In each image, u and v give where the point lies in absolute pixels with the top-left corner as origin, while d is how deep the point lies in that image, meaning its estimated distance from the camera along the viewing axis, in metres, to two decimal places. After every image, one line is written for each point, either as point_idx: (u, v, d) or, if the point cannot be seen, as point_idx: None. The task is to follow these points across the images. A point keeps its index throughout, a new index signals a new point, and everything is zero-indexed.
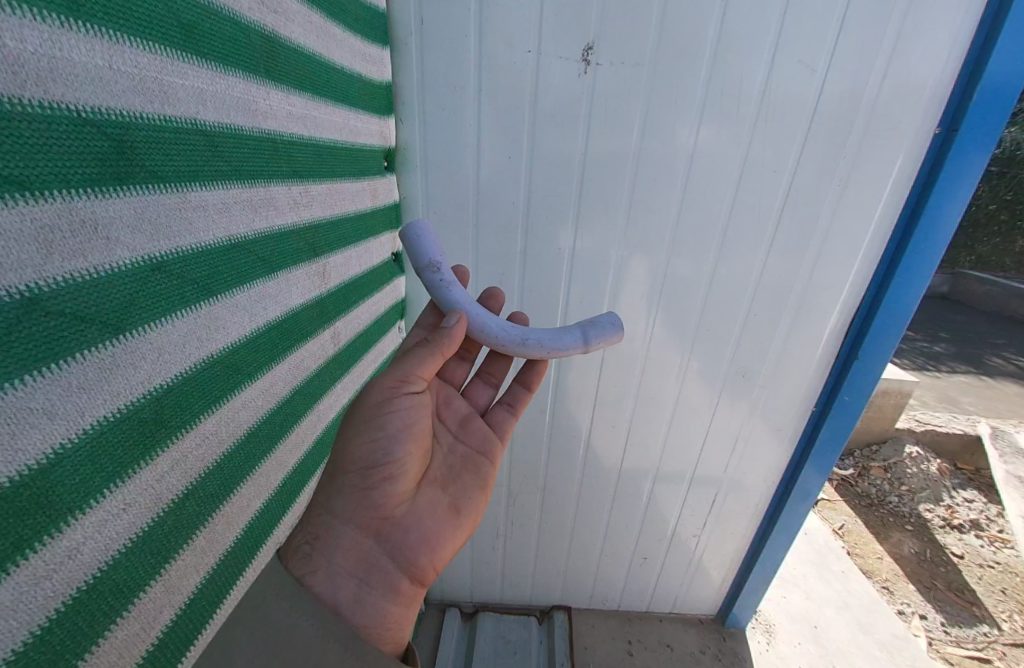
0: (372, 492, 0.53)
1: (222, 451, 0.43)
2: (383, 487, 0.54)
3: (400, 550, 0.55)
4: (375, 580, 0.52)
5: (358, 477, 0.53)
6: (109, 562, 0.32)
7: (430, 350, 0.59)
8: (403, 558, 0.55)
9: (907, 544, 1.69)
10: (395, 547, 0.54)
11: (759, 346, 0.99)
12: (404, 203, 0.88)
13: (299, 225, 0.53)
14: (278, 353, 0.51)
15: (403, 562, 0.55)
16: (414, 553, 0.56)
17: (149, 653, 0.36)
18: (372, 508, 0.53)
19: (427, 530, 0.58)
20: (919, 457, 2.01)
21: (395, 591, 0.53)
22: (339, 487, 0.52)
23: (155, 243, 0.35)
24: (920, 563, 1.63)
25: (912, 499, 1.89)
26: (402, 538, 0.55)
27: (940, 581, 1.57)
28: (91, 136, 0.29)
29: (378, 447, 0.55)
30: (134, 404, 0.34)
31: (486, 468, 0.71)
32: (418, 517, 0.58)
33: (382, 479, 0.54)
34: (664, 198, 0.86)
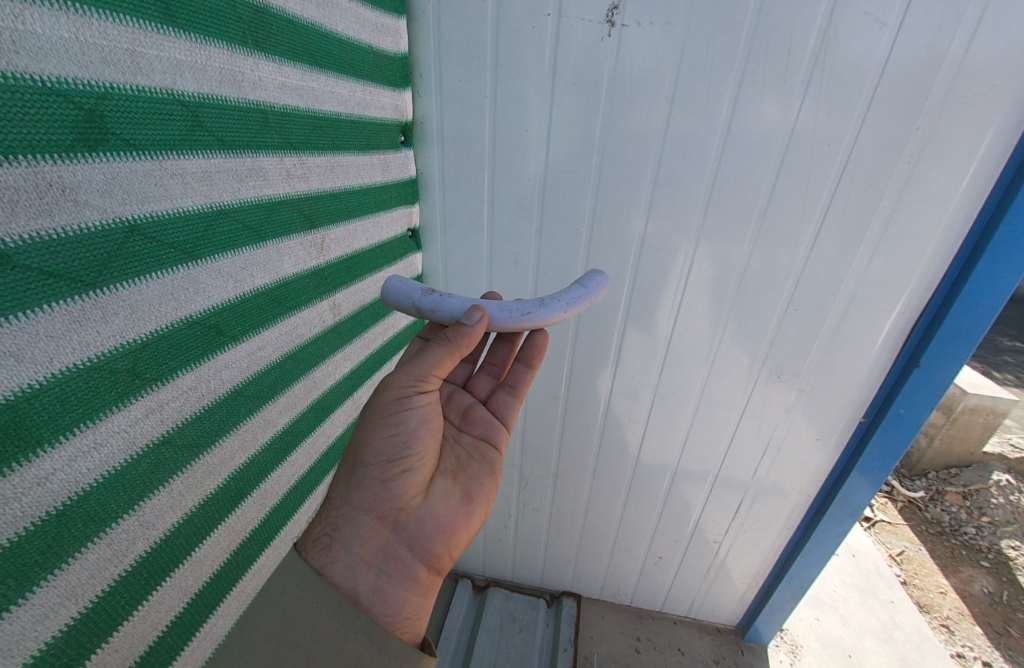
0: (390, 483, 0.55)
1: (201, 405, 0.47)
2: (401, 479, 0.56)
3: (417, 540, 0.54)
4: (393, 570, 0.52)
5: (377, 469, 0.54)
6: (81, 492, 0.37)
7: (449, 348, 0.57)
8: (421, 548, 0.54)
9: (980, 582, 1.49)
10: (412, 538, 0.54)
11: (797, 345, 0.90)
12: (422, 178, 0.88)
13: (293, 195, 0.55)
14: (266, 319, 0.54)
15: (421, 552, 0.54)
16: (432, 543, 0.56)
17: (122, 576, 0.41)
18: (389, 499, 0.54)
19: (443, 520, 0.58)
20: (1008, 487, 1.74)
21: (413, 580, 0.53)
22: (359, 478, 0.54)
23: (128, 206, 0.37)
24: (993, 605, 1.43)
25: (993, 532, 1.64)
26: (418, 529, 0.55)
27: (1016, 628, 1.36)
28: (58, 105, 0.31)
29: (397, 441, 0.56)
30: (105, 354, 0.37)
31: (493, 455, 0.71)
32: (434, 508, 0.58)
33: (401, 471, 0.56)
34: (694, 176, 0.79)
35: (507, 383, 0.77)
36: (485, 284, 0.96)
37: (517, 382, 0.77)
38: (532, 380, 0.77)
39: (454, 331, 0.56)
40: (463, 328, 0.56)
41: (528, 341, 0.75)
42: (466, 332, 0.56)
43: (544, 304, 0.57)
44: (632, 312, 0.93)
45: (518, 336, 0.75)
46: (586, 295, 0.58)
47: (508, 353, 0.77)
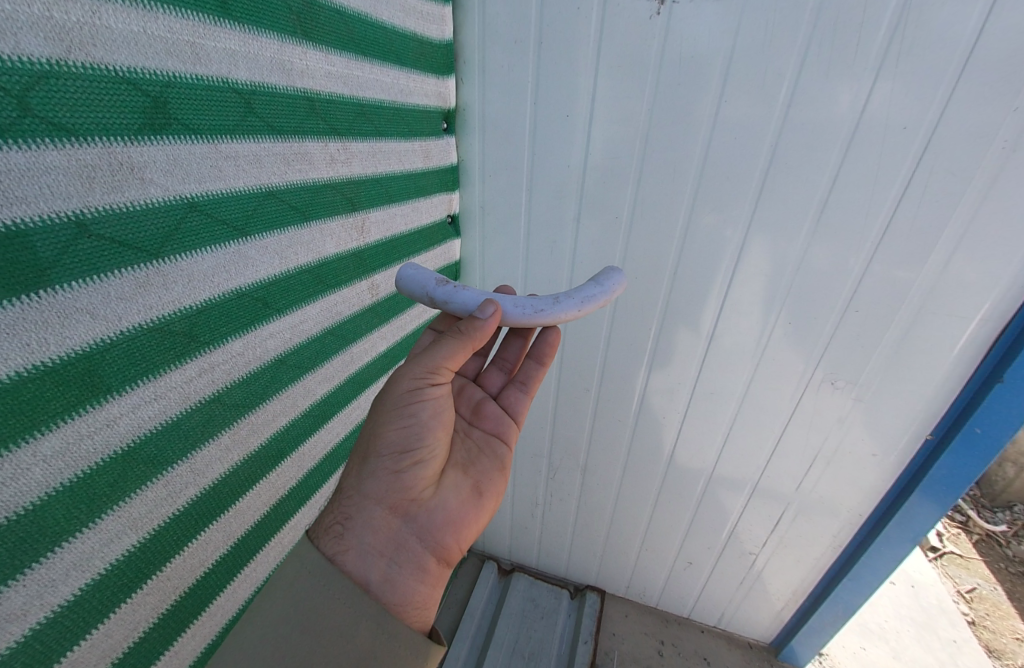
0: (402, 474, 0.56)
1: (247, 370, 0.51)
2: (412, 470, 0.57)
3: (428, 532, 0.57)
4: (404, 559, 0.54)
5: (388, 459, 0.56)
6: (142, 436, 0.42)
7: (461, 341, 0.58)
8: (431, 539, 0.57)
9: None
10: (422, 528, 0.56)
11: (855, 351, 0.82)
12: (462, 166, 0.90)
13: (337, 179, 0.59)
14: (308, 294, 0.58)
15: (431, 543, 0.57)
16: (441, 533, 0.58)
17: (174, 515, 0.46)
18: (400, 490, 0.56)
19: (453, 512, 0.60)
20: None
21: (423, 570, 0.55)
22: (371, 468, 0.55)
23: (188, 185, 0.41)
24: None
25: None
26: (428, 519, 0.57)
27: None
28: (129, 93, 0.36)
29: (409, 432, 0.57)
30: (165, 318, 0.42)
31: (503, 450, 0.73)
32: (444, 500, 0.60)
33: (412, 463, 0.57)
34: (744, 164, 0.74)
35: (517, 379, 0.79)
36: (520, 273, 0.97)
37: (527, 379, 0.79)
38: (543, 377, 0.79)
39: (468, 326, 0.57)
40: (474, 319, 0.57)
41: (540, 337, 0.77)
42: (477, 324, 0.57)
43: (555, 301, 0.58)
44: (672, 308, 0.90)
45: (529, 332, 0.77)
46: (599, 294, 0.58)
47: (514, 353, 0.81)
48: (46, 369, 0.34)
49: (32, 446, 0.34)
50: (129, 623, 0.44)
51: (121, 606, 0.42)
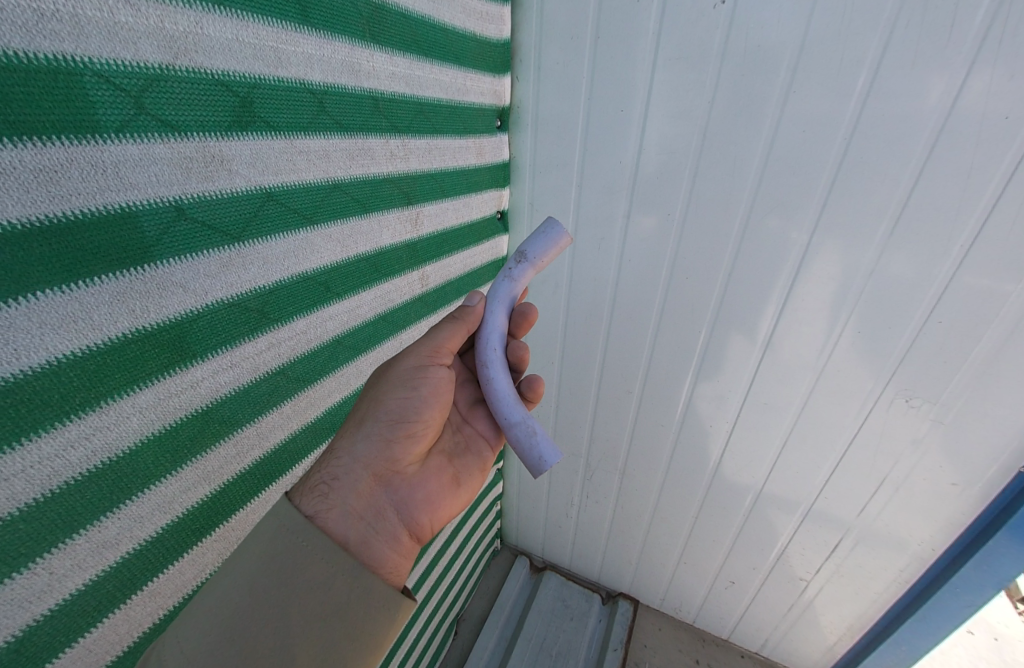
0: (393, 444, 0.59)
1: (309, 347, 0.56)
2: (403, 444, 0.60)
3: (406, 506, 0.60)
4: (380, 527, 0.57)
5: (384, 427, 0.59)
6: (219, 399, 0.47)
7: (458, 324, 0.66)
8: (405, 513, 0.60)
9: None
10: (400, 502, 0.60)
11: (934, 367, 0.75)
12: (514, 163, 0.92)
13: (395, 174, 0.63)
14: (365, 281, 0.62)
15: (406, 517, 0.60)
16: (415, 511, 0.62)
17: (241, 473, 0.51)
18: (388, 460, 0.59)
19: (428, 494, 0.64)
20: None
21: (396, 540, 0.58)
22: (366, 433, 0.58)
23: (267, 177, 0.46)
24: None
25: None
26: (407, 495, 0.61)
27: None
28: (221, 94, 0.41)
29: (408, 406, 0.60)
30: (243, 295, 0.47)
31: (487, 452, 0.76)
32: (423, 480, 0.63)
33: (405, 437, 0.60)
34: (813, 161, 0.70)
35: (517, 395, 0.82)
36: (566, 270, 0.97)
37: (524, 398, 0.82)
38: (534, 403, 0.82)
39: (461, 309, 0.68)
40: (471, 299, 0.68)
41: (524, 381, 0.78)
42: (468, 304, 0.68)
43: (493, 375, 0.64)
44: (724, 312, 0.86)
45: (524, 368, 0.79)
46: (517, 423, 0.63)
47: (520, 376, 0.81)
48: (146, 332, 0.39)
49: (131, 399, 0.39)
50: (198, 564, 0.49)
51: (193, 547, 0.48)
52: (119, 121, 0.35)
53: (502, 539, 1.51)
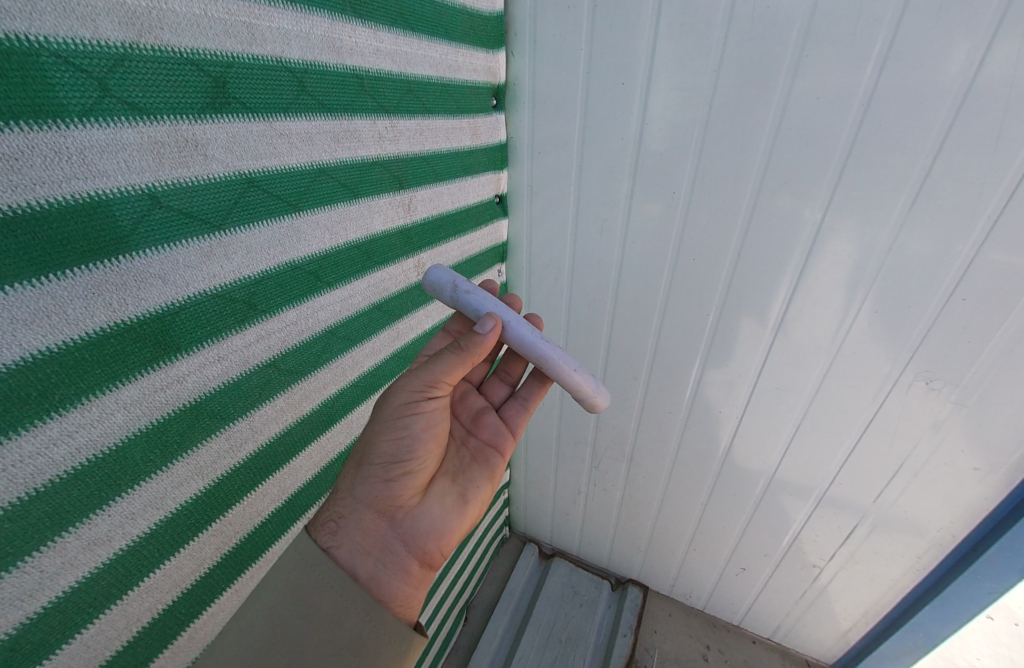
0: (390, 483, 0.59)
1: (300, 339, 0.55)
2: (400, 480, 0.60)
3: (412, 538, 0.59)
4: (389, 561, 0.57)
5: (379, 468, 0.58)
6: (208, 393, 0.46)
7: (460, 357, 0.60)
8: (414, 545, 0.59)
9: None
10: (407, 534, 0.59)
11: (956, 348, 0.71)
12: (512, 144, 0.89)
13: (385, 157, 0.60)
14: (357, 270, 0.61)
15: (415, 548, 0.59)
16: (424, 540, 0.60)
17: (235, 467, 0.51)
18: (388, 497, 0.59)
19: (438, 522, 0.62)
20: None
21: (407, 572, 0.58)
22: (363, 474, 0.58)
23: (246, 161, 0.44)
24: None
25: None
26: (413, 526, 0.60)
27: None
28: (192, 74, 0.39)
29: (400, 444, 0.59)
30: (228, 286, 0.45)
31: (497, 459, 0.75)
32: (429, 510, 0.62)
33: (402, 474, 0.59)
34: (827, 131, 0.66)
35: (519, 395, 0.81)
36: (568, 255, 0.95)
37: (529, 394, 0.81)
38: (543, 393, 0.81)
39: (468, 339, 0.60)
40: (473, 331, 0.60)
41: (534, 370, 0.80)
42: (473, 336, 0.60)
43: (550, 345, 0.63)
44: (733, 295, 0.83)
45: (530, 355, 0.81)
46: (591, 394, 0.63)
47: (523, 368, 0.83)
48: (125, 326, 0.38)
49: (114, 395, 0.39)
50: (196, 559, 0.49)
51: (189, 543, 0.48)
52: (83, 105, 0.33)
53: (510, 527, 1.51)
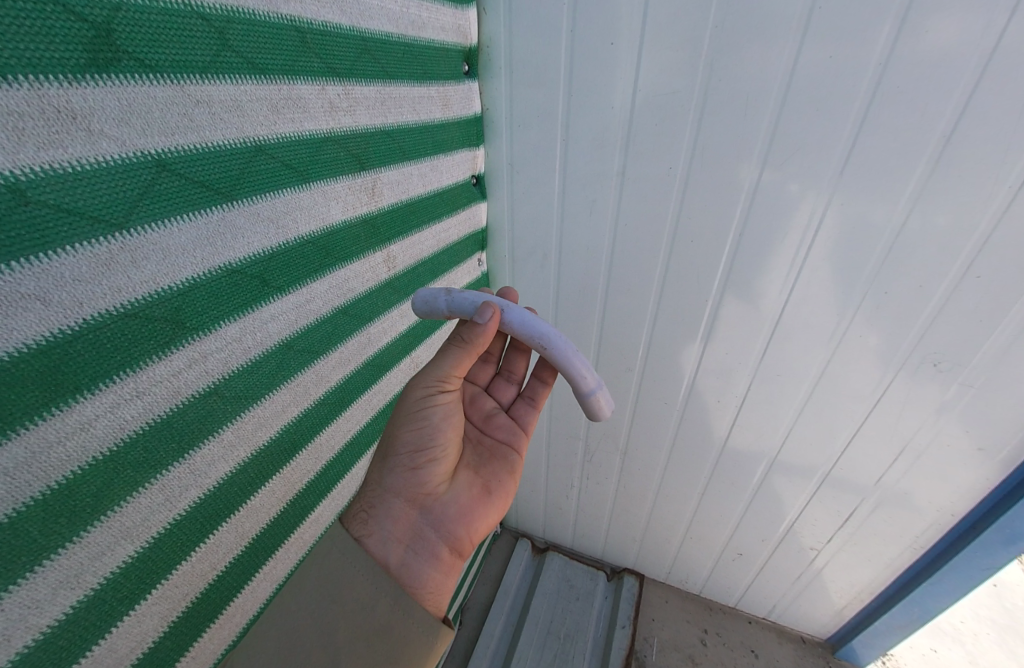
0: (418, 470, 0.59)
1: (247, 358, 0.45)
2: (427, 466, 0.60)
3: (442, 523, 0.60)
4: (420, 547, 0.57)
5: (406, 456, 0.59)
6: (128, 439, 0.36)
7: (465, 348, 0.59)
8: (444, 530, 0.60)
9: None
10: (437, 520, 0.59)
11: (967, 329, 0.68)
12: (487, 116, 0.79)
13: (339, 132, 0.50)
14: (314, 269, 0.51)
15: (444, 533, 0.59)
16: (453, 525, 0.60)
17: (174, 522, 0.41)
18: (417, 485, 0.59)
19: (464, 508, 0.62)
20: None
21: (437, 558, 0.58)
22: (391, 464, 0.59)
23: (151, 137, 0.34)
24: None
25: None
26: (441, 513, 0.60)
27: None
28: (58, 17, 0.28)
29: (424, 431, 0.60)
30: (140, 302, 0.35)
31: (515, 456, 0.71)
32: (456, 497, 0.62)
33: (428, 461, 0.60)
34: (841, 94, 0.59)
35: (527, 392, 0.76)
36: (555, 240, 0.87)
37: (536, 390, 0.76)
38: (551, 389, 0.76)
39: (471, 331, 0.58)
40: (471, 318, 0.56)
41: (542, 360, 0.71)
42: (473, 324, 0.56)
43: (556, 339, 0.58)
44: (734, 278, 0.77)
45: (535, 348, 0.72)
46: (591, 391, 0.58)
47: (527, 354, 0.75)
48: None
49: None
50: (134, 635, 0.40)
51: (122, 620, 0.39)
52: None
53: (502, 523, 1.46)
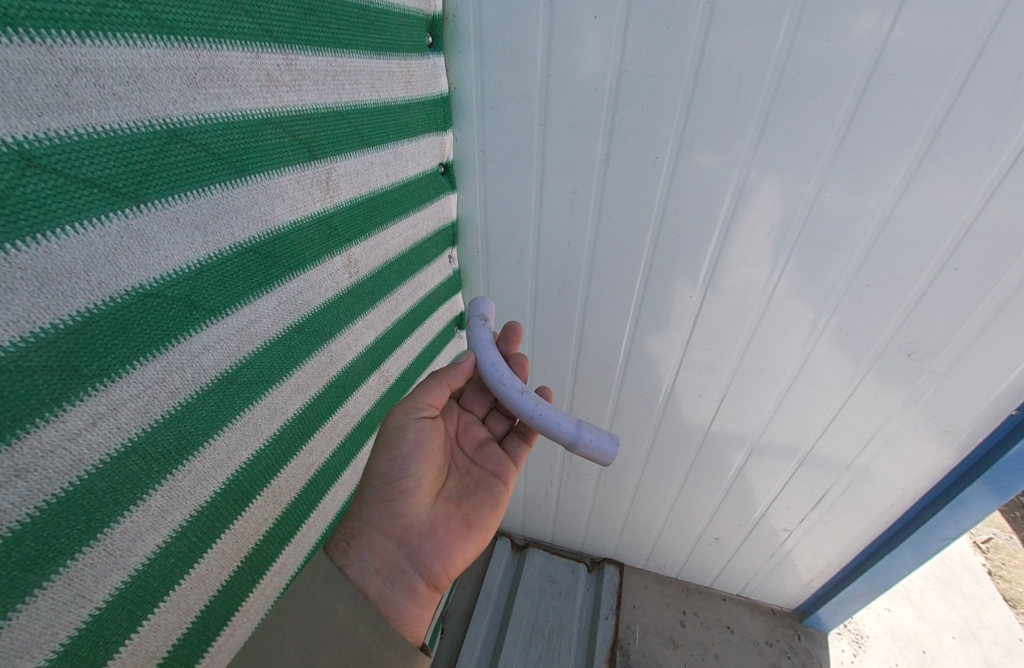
0: (394, 501, 0.55)
1: (176, 401, 0.36)
2: (404, 497, 0.55)
3: (418, 558, 0.54)
4: (396, 580, 0.53)
5: (382, 485, 0.55)
6: (9, 536, 0.27)
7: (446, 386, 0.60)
8: (421, 565, 0.54)
9: None
10: (413, 554, 0.54)
11: (942, 319, 0.69)
12: (455, 95, 0.70)
13: (283, 114, 0.41)
14: (258, 283, 0.42)
15: (422, 568, 0.55)
16: (431, 560, 0.55)
17: (89, 620, 0.32)
18: (394, 516, 0.54)
19: (444, 543, 0.56)
20: None
21: (414, 591, 0.54)
22: (369, 495, 0.54)
23: (6, 119, 0.24)
24: None
25: None
26: (419, 546, 0.55)
27: None
28: None
29: (401, 460, 0.56)
30: (11, 351, 0.25)
31: (501, 489, 0.66)
32: (435, 529, 0.57)
33: (405, 491, 0.55)
34: (837, 80, 0.55)
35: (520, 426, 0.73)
36: (532, 234, 0.80)
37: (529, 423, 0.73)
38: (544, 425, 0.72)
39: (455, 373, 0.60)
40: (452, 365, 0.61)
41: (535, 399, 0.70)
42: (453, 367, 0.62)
43: (527, 398, 0.58)
44: (721, 272, 0.75)
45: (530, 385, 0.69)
46: (574, 443, 0.57)
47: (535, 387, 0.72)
48: None
49: None
50: None
51: None
52: None
53: None
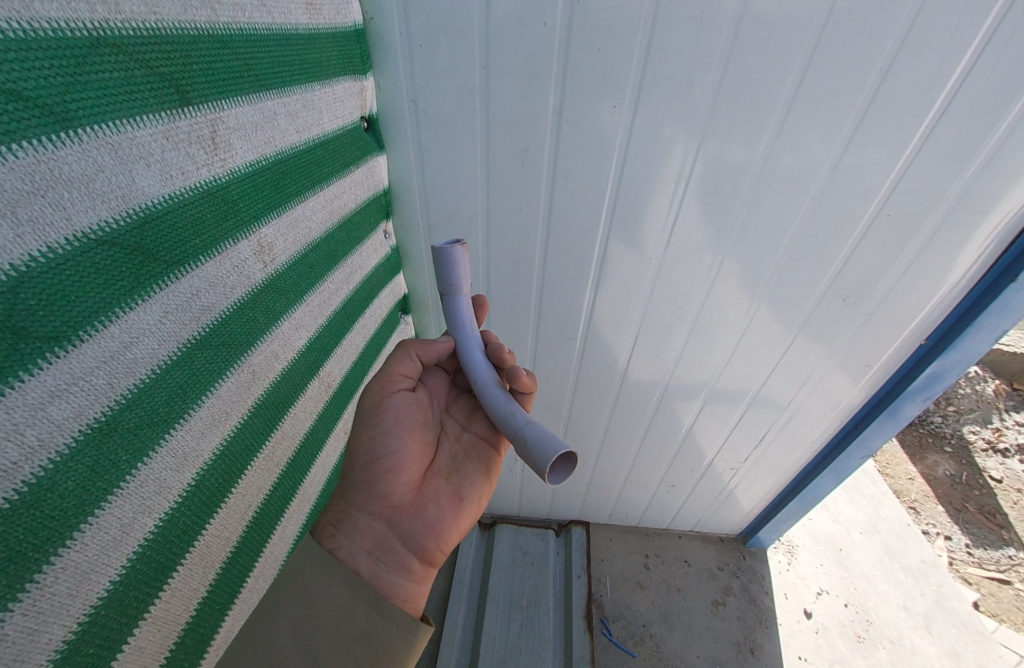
0: (377, 481, 0.51)
1: (15, 485, 0.24)
2: (388, 478, 0.52)
3: (410, 538, 0.52)
4: (390, 560, 0.50)
5: (364, 467, 0.52)
6: None
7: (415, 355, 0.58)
8: (413, 545, 0.52)
9: (942, 466, 1.71)
10: (406, 533, 0.52)
11: (875, 264, 0.71)
12: (372, 28, 0.57)
13: (125, 34, 0.27)
14: (128, 289, 0.29)
15: (415, 546, 0.52)
16: (424, 538, 0.52)
17: None
18: (380, 497, 0.51)
19: (435, 519, 0.54)
20: (976, 376, 1.87)
21: (409, 568, 0.51)
22: (354, 475, 0.52)
23: None
24: (954, 484, 1.65)
25: (957, 418, 1.82)
26: (410, 525, 0.52)
27: (971, 504, 1.59)
28: None
29: (380, 438, 0.52)
30: None
31: (494, 455, 0.62)
32: (424, 507, 0.54)
33: (388, 471, 0.52)
34: (795, 15, 0.51)
35: None
36: (478, 198, 0.71)
37: None
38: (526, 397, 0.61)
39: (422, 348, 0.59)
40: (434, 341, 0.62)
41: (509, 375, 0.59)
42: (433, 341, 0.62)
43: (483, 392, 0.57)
44: (679, 230, 0.71)
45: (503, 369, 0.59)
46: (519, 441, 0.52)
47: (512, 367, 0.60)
48: None
49: None
50: None
51: None
52: None
53: None
